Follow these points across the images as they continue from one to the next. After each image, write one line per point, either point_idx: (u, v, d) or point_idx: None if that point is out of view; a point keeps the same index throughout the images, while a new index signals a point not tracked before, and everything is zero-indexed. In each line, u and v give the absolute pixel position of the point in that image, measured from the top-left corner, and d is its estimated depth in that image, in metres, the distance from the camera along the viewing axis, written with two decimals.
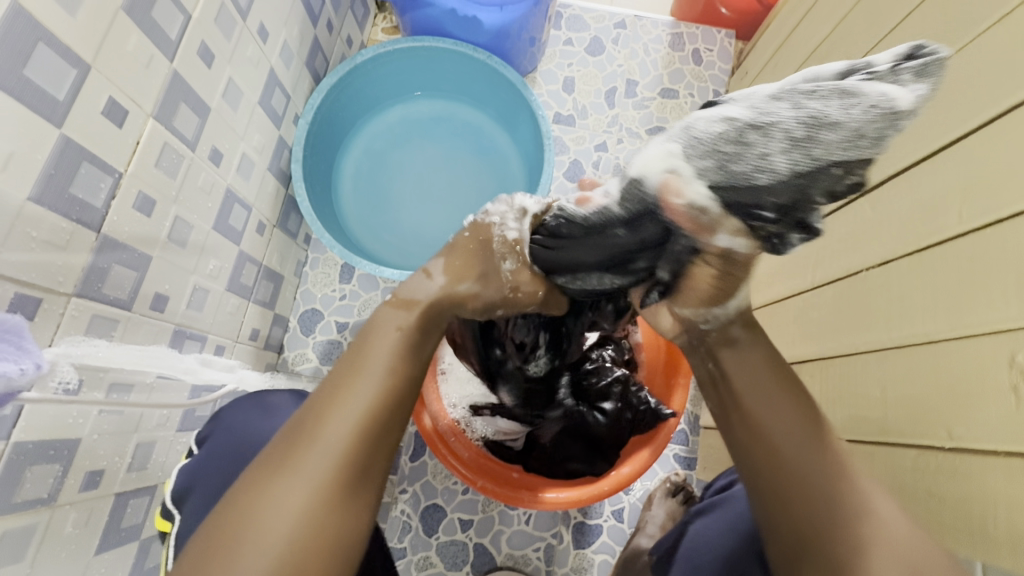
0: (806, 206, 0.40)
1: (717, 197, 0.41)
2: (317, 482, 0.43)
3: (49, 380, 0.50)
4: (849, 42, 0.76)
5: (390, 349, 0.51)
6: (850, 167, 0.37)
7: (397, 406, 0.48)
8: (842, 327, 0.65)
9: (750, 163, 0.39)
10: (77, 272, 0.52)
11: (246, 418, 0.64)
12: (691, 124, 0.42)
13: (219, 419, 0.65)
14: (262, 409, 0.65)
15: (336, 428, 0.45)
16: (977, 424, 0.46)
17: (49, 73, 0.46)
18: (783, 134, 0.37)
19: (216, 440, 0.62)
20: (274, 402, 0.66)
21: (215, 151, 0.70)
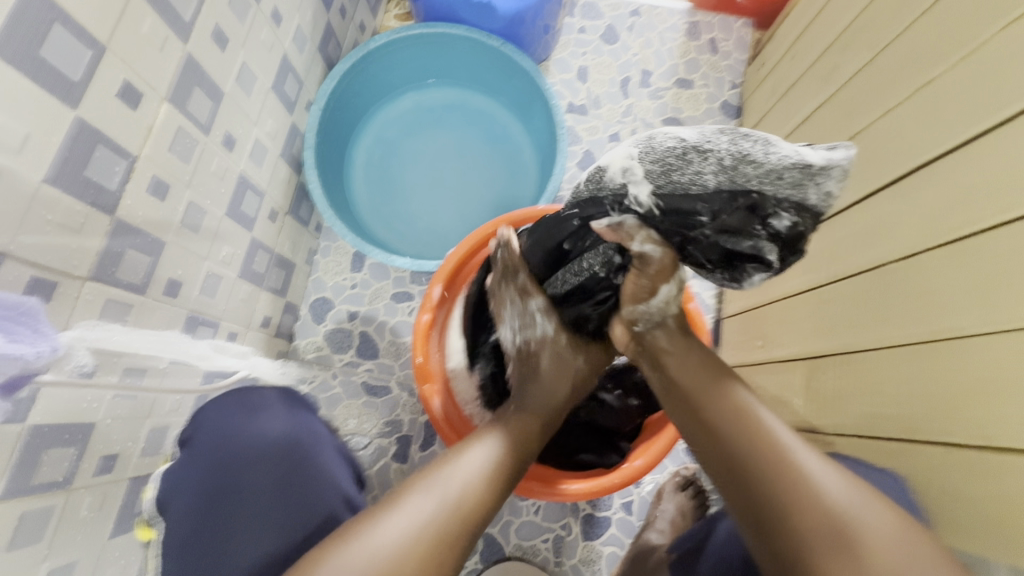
0: (728, 221, 0.49)
1: (657, 197, 0.51)
2: (421, 522, 0.46)
3: (65, 363, 0.50)
4: (872, 31, 0.73)
5: (509, 435, 0.58)
6: (773, 205, 0.47)
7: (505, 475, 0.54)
8: (863, 321, 0.63)
9: (687, 176, 0.49)
10: (91, 256, 0.52)
11: (229, 420, 0.62)
12: (654, 136, 0.52)
13: (197, 422, 0.62)
14: (243, 406, 0.63)
15: (452, 477, 0.51)
16: (1010, 423, 0.45)
17: (65, 54, 0.46)
18: (716, 159, 0.48)
19: (198, 443, 0.60)
20: (257, 399, 0.64)
21: (229, 136, 0.70)
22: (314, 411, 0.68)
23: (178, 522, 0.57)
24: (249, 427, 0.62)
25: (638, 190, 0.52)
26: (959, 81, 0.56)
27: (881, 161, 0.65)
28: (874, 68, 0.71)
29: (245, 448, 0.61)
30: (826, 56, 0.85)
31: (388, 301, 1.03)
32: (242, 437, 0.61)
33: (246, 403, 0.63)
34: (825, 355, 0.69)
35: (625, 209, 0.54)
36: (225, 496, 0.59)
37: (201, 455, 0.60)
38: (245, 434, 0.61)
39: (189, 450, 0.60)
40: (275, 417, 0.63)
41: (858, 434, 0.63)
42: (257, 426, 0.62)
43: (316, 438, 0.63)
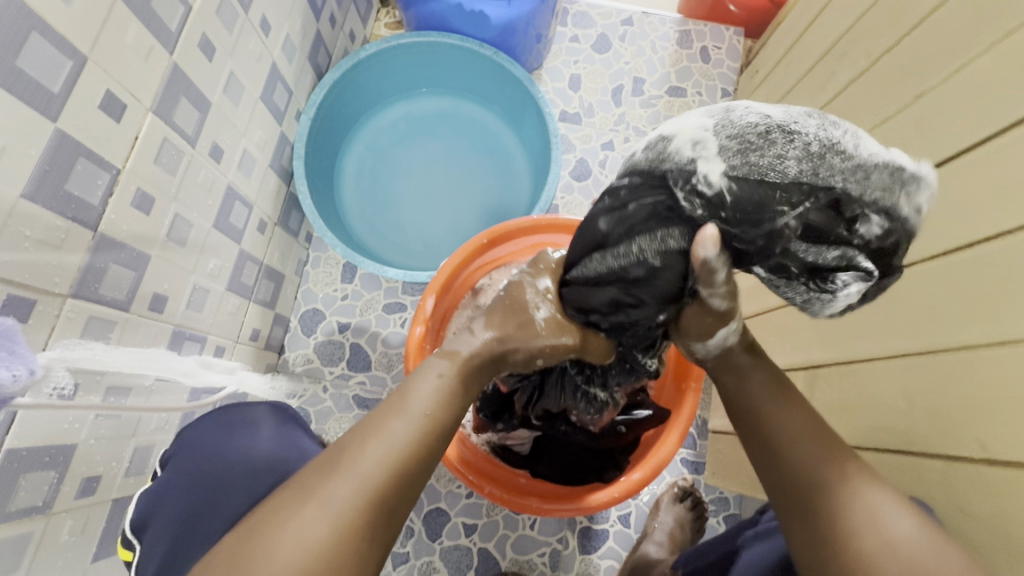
0: (812, 223, 0.41)
1: (728, 180, 0.42)
2: (337, 513, 0.41)
3: (43, 386, 0.49)
4: (868, 40, 0.74)
5: (430, 396, 0.49)
6: (860, 205, 0.40)
7: (428, 442, 0.47)
8: (860, 331, 0.63)
9: (769, 158, 0.40)
10: (73, 271, 0.50)
11: (219, 434, 0.61)
12: (730, 109, 0.43)
13: (183, 440, 0.61)
14: (229, 424, 0.62)
15: (366, 458, 0.44)
16: (1012, 436, 0.44)
17: (43, 65, 0.44)
18: (803, 146, 0.40)
19: (179, 462, 0.59)
20: (244, 416, 0.64)
21: (216, 146, 0.68)
22: (299, 428, 0.67)
23: (156, 539, 0.56)
24: (232, 444, 0.61)
25: (712, 169, 0.43)
26: (955, 91, 0.56)
27: None
28: (871, 76, 0.71)
29: (230, 466, 0.59)
30: (821, 64, 0.85)
31: (381, 312, 1.01)
32: (225, 454, 0.60)
33: (240, 422, 0.63)
34: (825, 364, 0.69)
35: (690, 193, 0.44)
36: (199, 519, 0.56)
37: (181, 471, 0.58)
38: (229, 452, 0.60)
39: (171, 469, 0.59)
40: (263, 433, 0.63)
41: (857, 446, 0.62)
42: (246, 443, 0.61)
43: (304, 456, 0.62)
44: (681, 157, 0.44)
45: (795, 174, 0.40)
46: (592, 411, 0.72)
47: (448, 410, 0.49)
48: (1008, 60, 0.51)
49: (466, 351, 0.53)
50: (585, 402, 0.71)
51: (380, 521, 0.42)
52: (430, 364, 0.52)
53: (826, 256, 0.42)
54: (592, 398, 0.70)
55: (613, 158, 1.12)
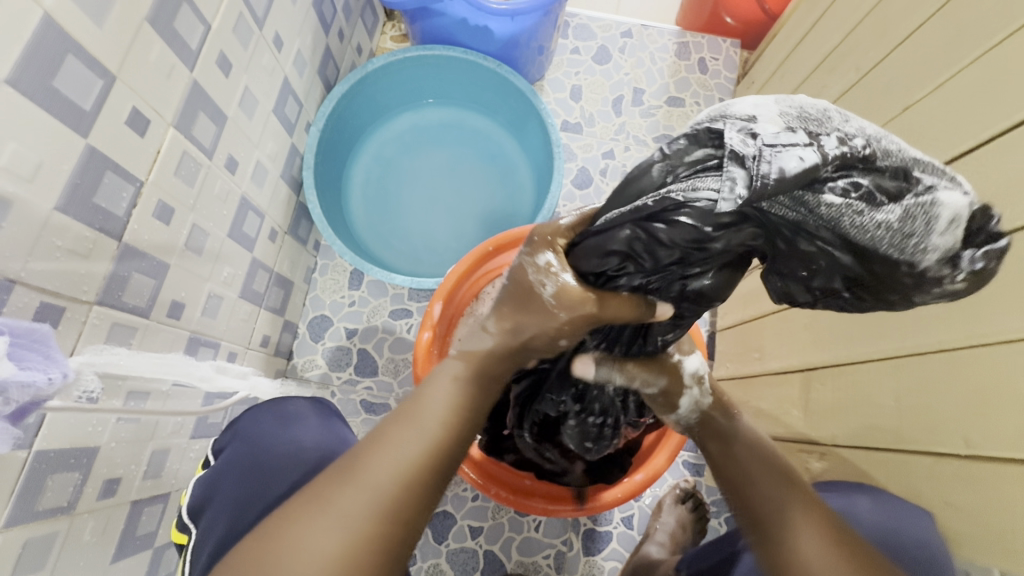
0: (862, 170, 0.39)
1: (784, 122, 0.41)
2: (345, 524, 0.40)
3: (71, 390, 0.50)
4: (858, 53, 0.76)
5: (441, 405, 0.49)
6: (912, 169, 0.39)
7: (438, 456, 0.46)
8: (852, 334, 0.65)
9: (826, 119, 0.41)
10: (99, 280, 0.53)
11: (265, 428, 0.62)
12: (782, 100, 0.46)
13: (235, 432, 0.63)
14: (279, 419, 0.63)
15: (376, 467, 0.43)
16: (995, 432, 0.46)
17: (75, 84, 0.47)
18: (855, 122, 0.41)
19: (232, 451, 0.60)
20: (293, 410, 0.65)
21: (231, 159, 0.71)
22: (339, 424, 0.68)
23: (212, 526, 0.56)
24: (284, 435, 0.62)
25: (767, 126, 0.40)
26: (940, 104, 0.59)
27: None
28: (861, 88, 0.74)
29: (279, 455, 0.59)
30: (813, 77, 0.88)
31: (387, 318, 1.03)
32: (274, 445, 0.60)
33: (281, 418, 0.64)
34: (819, 367, 0.71)
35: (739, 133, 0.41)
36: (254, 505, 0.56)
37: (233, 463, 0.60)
38: (273, 444, 0.60)
39: (224, 459, 0.60)
40: (310, 425, 0.64)
41: (851, 445, 0.64)
42: (292, 435, 0.62)
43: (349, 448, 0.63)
44: (733, 117, 0.43)
45: (847, 134, 0.40)
46: (591, 418, 0.72)
47: (460, 418, 0.49)
48: (987, 77, 0.53)
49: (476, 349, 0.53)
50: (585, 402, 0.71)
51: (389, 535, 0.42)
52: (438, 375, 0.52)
53: (884, 206, 0.39)
54: (587, 397, 0.71)
55: (614, 166, 1.15)
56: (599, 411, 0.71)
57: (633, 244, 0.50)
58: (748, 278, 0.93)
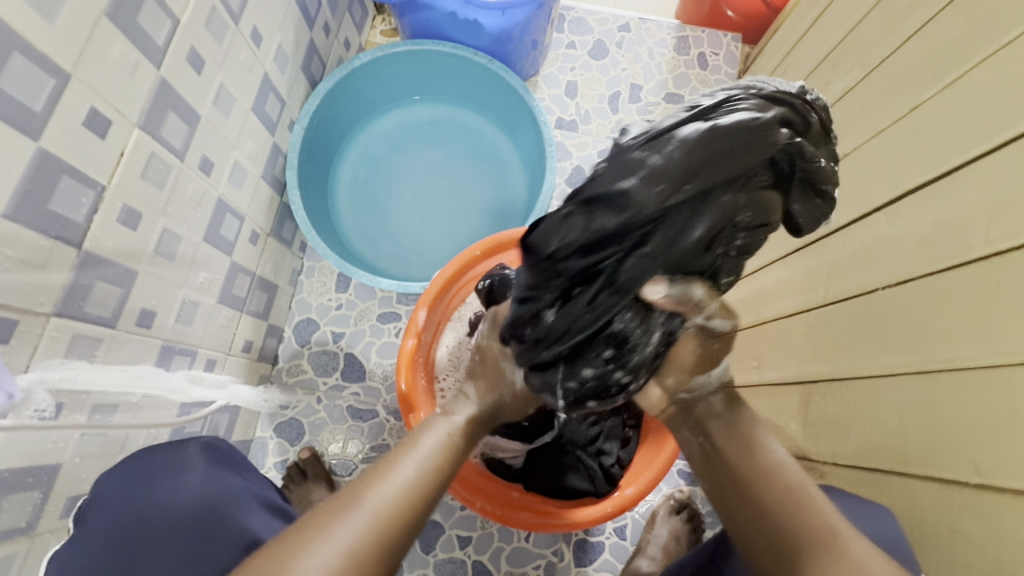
0: None
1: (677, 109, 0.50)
2: (351, 556, 0.41)
3: (24, 408, 0.48)
4: (862, 50, 0.73)
5: (438, 448, 0.53)
6: None
7: (434, 491, 0.49)
8: (855, 347, 0.62)
9: None
10: (57, 291, 0.50)
11: (135, 485, 0.55)
12: None
13: (99, 493, 0.54)
14: (148, 470, 0.56)
15: (379, 500, 0.45)
16: (1009, 461, 0.43)
17: (24, 84, 0.44)
18: None
19: (95, 520, 0.53)
20: (169, 460, 0.57)
21: (206, 159, 0.68)
22: (239, 471, 0.62)
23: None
24: (155, 495, 0.55)
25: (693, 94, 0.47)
26: (949, 104, 0.56)
27: (872, 183, 0.65)
28: (865, 87, 0.70)
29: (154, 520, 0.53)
30: (817, 73, 0.84)
31: (375, 322, 1.01)
32: (144, 510, 0.54)
33: (165, 465, 0.57)
34: (818, 379, 0.68)
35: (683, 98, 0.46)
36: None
37: (97, 533, 0.52)
38: (151, 501, 0.54)
39: (84, 527, 0.53)
40: (189, 480, 0.57)
41: (852, 464, 0.61)
42: (172, 489, 0.55)
43: (234, 499, 0.57)
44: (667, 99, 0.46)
45: None
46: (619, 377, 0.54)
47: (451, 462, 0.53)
48: (1000, 76, 0.50)
49: (462, 412, 0.59)
50: (625, 350, 0.51)
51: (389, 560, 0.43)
52: (438, 421, 0.57)
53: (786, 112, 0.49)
54: (620, 336, 0.49)
55: None
56: (628, 369, 0.53)
57: (701, 145, 0.39)
58: (748, 282, 0.90)
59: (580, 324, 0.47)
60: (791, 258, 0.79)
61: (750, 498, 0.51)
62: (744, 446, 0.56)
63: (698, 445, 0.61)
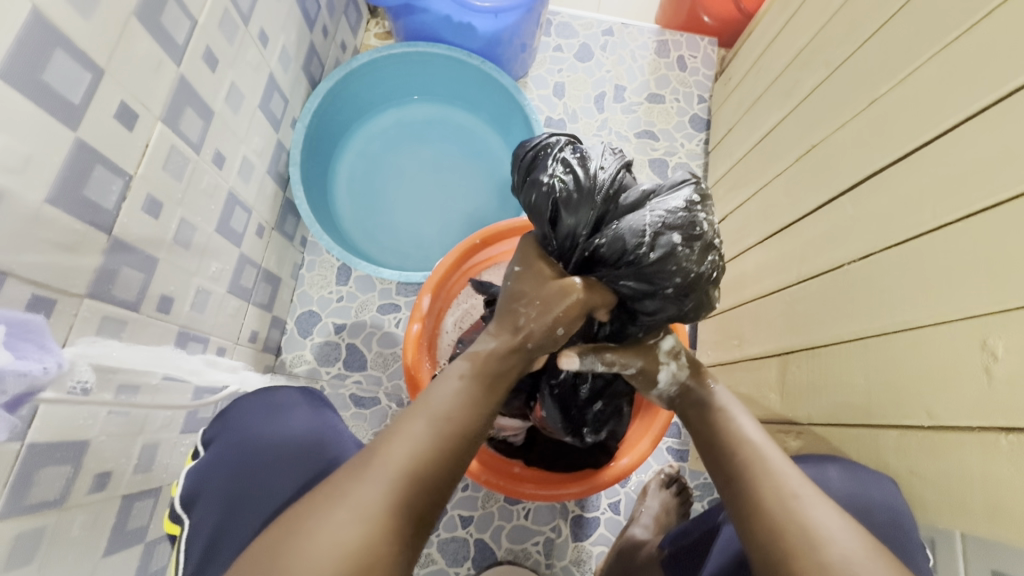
0: None
1: None
2: (366, 518, 0.41)
3: (66, 379, 0.50)
4: (828, 50, 0.80)
5: (449, 398, 0.50)
6: None
7: (452, 442, 0.47)
8: (825, 320, 0.69)
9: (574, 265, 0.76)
10: (88, 274, 0.53)
11: (259, 418, 0.61)
12: None
13: (227, 417, 0.61)
14: (271, 406, 0.62)
15: (387, 466, 0.44)
16: (953, 402, 0.50)
17: (65, 78, 0.47)
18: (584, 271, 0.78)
19: (226, 444, 0.59)
20: (282, 401, 0.63)
21: (219, 154, 0.71)
22: (333, 412, 0.67)
23: (203, 518, 0.56)
24: (276, 426, 0.60)
25: None
26: (904, 96, 0.62)
27: (838, 171, 0.71)
28: (830, 85, 0.77)
29: (276, 445, 0.59)
30: (787, 73, 0.91)
31: (375, 313, 1.04)
32: (269, 438, 0.59)
33: (273, 404, 0.63)
34: (793, 351, 0.74)
35: None
36: (240, 501, 0.56)
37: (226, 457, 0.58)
38: (273, 434, 0.60)
39: (217, 451, 0.58)
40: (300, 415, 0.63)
41: (825, 424, 0.67)
42: (282, 424, 0.61)
43: (338, 433, 0.63)
44: None
45: None
46: (695, 218, 0.56)
47: (467, 413, 0.50)
48: (945, 72, 0.57)
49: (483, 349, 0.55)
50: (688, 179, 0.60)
51: (405, 515, 0.43)
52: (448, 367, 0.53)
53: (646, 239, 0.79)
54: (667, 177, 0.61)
55: None
56: (701, 193, 0.59)
57: None
58: (729, 268, 0.97)
59: (617, 179, 0.61)
60: (767, 243, 0.85)
61: (728, 488, 0.52)
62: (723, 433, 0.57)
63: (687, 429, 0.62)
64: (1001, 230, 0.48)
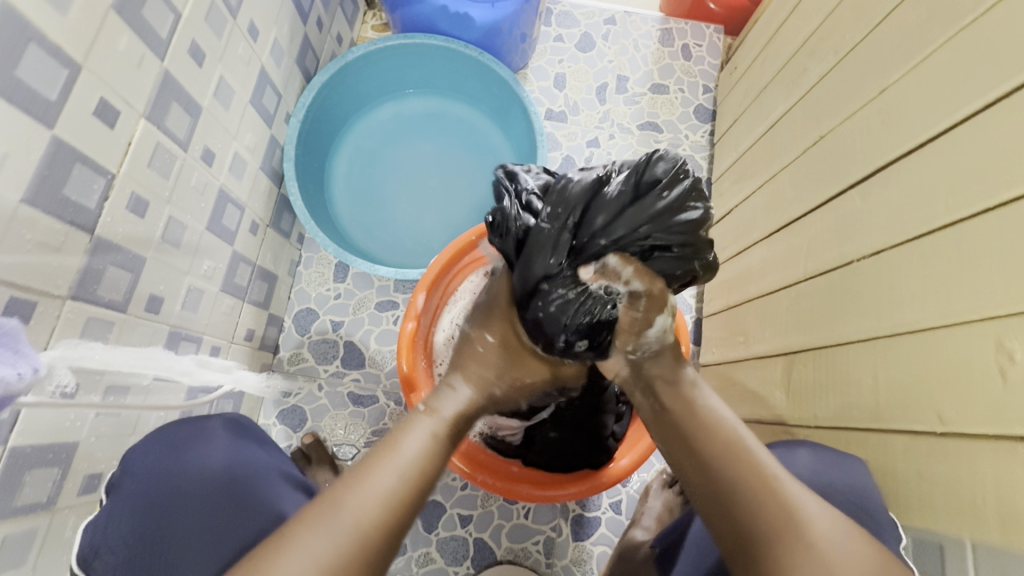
0: None
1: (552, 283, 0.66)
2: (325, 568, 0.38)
3: (46, 384, 0.50)
4: (836, 36, 0.76)
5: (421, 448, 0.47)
6: None
7: (419, 491, 0.45)
8: (833, 318, 0.66)
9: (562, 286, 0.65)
10: (72, 274, 0.52)
11: (173, 453, 0.58)
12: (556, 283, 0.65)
13: (126, 464, 0.58)
14: (180, 440, 0.59)
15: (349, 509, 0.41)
16: (965, 405, 0.48)
17: (40, 74, 0.46)
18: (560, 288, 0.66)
19: (134, 487, 0.55)
20: (197, 431, 0.61)
21: (208, 151, 0.70)
22: (256, 442, 0.65)
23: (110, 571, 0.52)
24: (190, 460, 0.58)
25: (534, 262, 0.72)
26: (916, 84, 0.59)
27: (847, 163, 0.68)
28: (838, 72, 0.74)
29: (191, 483, 0.57)
30: (794, 61, 0.88)
31: (373, 310, 1.03)
32: (184, 475, 0.57)
33: (191, 435, 0.60)
34: (799, 349, 0.72)
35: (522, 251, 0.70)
36: (152, 546, 0.53)
37: (137, 500, 0.55)
38: (189, 469, 0.57)
39: (123, 496, 0.55)
40: (218, 445, 0.61)
41: (833, 425, 0.65)
42: (196, 459, 0.58)
43: (256, 469, 0.61)
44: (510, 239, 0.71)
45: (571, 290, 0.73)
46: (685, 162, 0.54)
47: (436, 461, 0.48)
48: (958, 58, 0.54)
49: (450, 408, 0.52)
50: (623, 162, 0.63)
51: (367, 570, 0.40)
52: (419, 419, 0.50)
53: None
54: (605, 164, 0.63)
55: (599, 154, 1.14)
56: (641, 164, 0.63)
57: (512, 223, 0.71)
58: (734, 263, 0.94)
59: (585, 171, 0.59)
60: (773, 238, 0.82)
61: (728, 509, 0.45)
62: (697, 418, 0.51)
63: (649, 405, 0.56)
64: (1018, 225, 0.45)
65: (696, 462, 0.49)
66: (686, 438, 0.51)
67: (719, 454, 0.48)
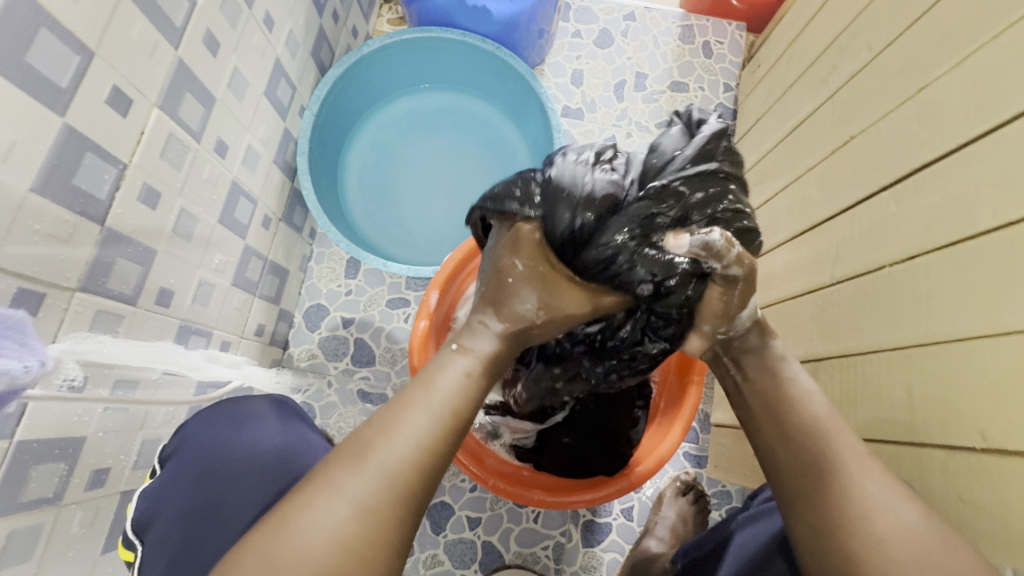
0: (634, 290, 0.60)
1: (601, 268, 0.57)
2: (354, 500, 0.39)
3: (54, 377, 0.49)
4: (870, 33, 0.74)
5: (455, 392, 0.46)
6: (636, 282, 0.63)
7: (452, 433, 0.45)
8: (863, 326, 0.64)
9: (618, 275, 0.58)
10: (81, 266, 0.51)
11: (227, 431, 0.60)
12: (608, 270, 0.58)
13: (184, 435, 0.60)
14: (238, 417, 0.61)
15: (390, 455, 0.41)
16: (1011, 424, 0.45)
17: (50, 60, 0.45)
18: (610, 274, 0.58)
19: (189, 456, 0.57)
20: (249, 411, 0.62)
21: (221, 142, 0.69)
22: (307, 425, 0.66)
23: (162, 542, 0.54)
24: (243, 437, 0.60)
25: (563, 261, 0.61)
26: (958, 82, 0.56)
27: (879, 166, 0.65)
28: (872, 69, 0.71)
29: (241, 460, 0.58)
30: (824, 57, 0.84)
31: (384, 307, 1.02)
32: (236, 452, 0.58)
33: (247, 416, 0.62)
34: (824, 357, 0.70)
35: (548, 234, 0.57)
36: (203, 519, 0.55)
37: (191, 471, 0.57)
38: (242, 447, 0.59)
39: (179, 464, 0.57)
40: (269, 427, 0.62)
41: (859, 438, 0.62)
42: (248, 438, 0.60)
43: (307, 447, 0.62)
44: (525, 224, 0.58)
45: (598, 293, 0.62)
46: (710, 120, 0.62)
47: (466, 407, 0.46)
48: (1004, 55, 0.51)
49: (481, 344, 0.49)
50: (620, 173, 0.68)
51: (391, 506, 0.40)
52: (454, 359, 0.48)
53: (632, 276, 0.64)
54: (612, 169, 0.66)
55: None
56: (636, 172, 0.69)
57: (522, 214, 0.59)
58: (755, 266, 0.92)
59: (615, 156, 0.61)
60: (797, 241, 0.80)
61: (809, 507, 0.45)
62: (780, 390, 0.52)
63: (731, 379, 0.56)
64: None
65: (778, 437, 0.50)
66: (772, 415, 0.51)
67: (806, 435, 0.48)
